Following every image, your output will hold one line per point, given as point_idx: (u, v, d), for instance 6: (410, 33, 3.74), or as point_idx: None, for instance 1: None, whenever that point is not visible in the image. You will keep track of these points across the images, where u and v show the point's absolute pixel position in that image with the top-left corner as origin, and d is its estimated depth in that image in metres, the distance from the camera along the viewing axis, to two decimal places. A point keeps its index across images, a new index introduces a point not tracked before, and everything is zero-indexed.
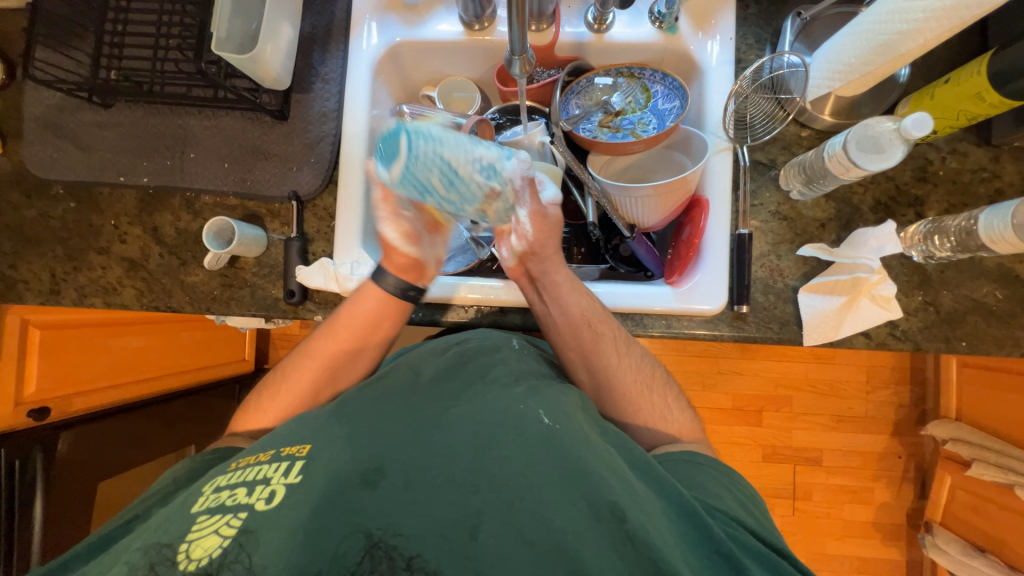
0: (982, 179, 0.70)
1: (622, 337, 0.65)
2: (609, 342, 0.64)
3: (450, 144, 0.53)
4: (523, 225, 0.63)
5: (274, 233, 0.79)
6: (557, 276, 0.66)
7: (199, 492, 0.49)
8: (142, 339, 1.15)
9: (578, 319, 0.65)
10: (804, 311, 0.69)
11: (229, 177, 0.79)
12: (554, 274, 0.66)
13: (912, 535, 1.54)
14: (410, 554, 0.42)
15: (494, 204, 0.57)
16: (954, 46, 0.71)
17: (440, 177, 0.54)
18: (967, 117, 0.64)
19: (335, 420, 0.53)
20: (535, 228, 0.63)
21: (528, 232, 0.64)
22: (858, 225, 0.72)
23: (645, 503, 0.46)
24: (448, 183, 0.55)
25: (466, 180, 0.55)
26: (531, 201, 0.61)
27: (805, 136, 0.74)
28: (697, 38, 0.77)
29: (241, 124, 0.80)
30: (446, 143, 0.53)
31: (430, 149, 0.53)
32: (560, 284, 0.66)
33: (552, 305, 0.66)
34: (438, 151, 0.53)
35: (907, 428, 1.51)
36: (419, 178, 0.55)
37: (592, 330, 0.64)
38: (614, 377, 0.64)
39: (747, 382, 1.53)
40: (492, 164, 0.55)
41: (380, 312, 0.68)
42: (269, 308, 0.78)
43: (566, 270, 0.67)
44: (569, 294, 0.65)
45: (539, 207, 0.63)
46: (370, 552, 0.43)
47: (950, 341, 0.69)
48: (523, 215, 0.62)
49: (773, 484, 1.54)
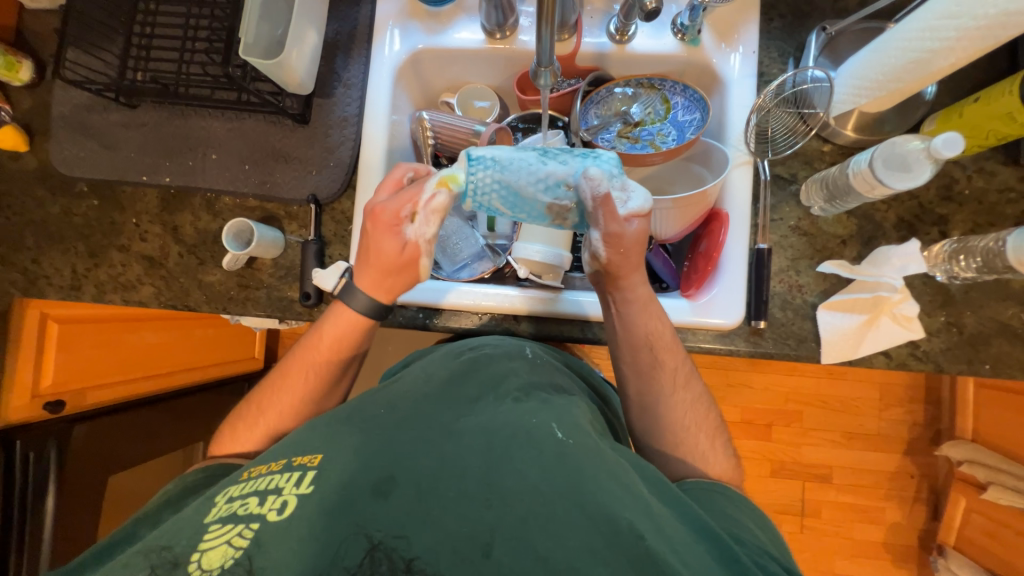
0: (1009, 199, 0.69)
1: (684, 369, 0.64)
2: (667, 370, 0.64)
3: (512, 170, 0.59)
4: (597, 245, 0.61)
5: (291, 235, 0.80)
6: (638, 295, 0.64)
7: (212, 502, 0.49)
8: (159, 334, 1.17)
9: (641, 338, 0.64)
10: (824, 328, 0.68)
11: (249, 179, 0.80)
12: (634, 293, 0.64)
13: (923, 558, 1.50)
14: (411, 556, 0.42)
15: (563, 214, 0.62)
16: (983, 63, 0.70)
17: (505, 199, 0.61)
18: (997, 136, 0.62)
19: (349, 426, 0.54)
20: (610, 250, 0.60)
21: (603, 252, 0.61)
22: (880, 242, 0.71)
23: (666, 524, 0.45)
24: (514, 201, 0.61)
25: (532, 198, 0.61)
26: (605, 220, 0.59)
27: (827, 151, 0.73)
28: (719, 50, 0.76)
29: (263, 127, 0.81)
30: (506, 168, 0.59)
31: (491, 176, 0.59)
32: (635, 303, 0.64)
33: (624, 323, 0.65)
34: (499, 177, 0.60)
35: (920, 448, 1.48)
36: (483, 203, 0.62)
37: (655, 353, 0.64)
38: (663, 403, 0.63)
39: (758, 396, 1.52)
40: (558, 181, 0.59)
41: (361, 328, 0.67)
42: (284, 309, 0.78)
43: (644, 287, 0.64)
44: (645, 316, 0.64)
45: (618, 229, 0.59)
46: (371, 554, 0.43)
47: (973, 363, 0.68)
48: (597, 236, 0.60)
49: (782, 500, 1.52)
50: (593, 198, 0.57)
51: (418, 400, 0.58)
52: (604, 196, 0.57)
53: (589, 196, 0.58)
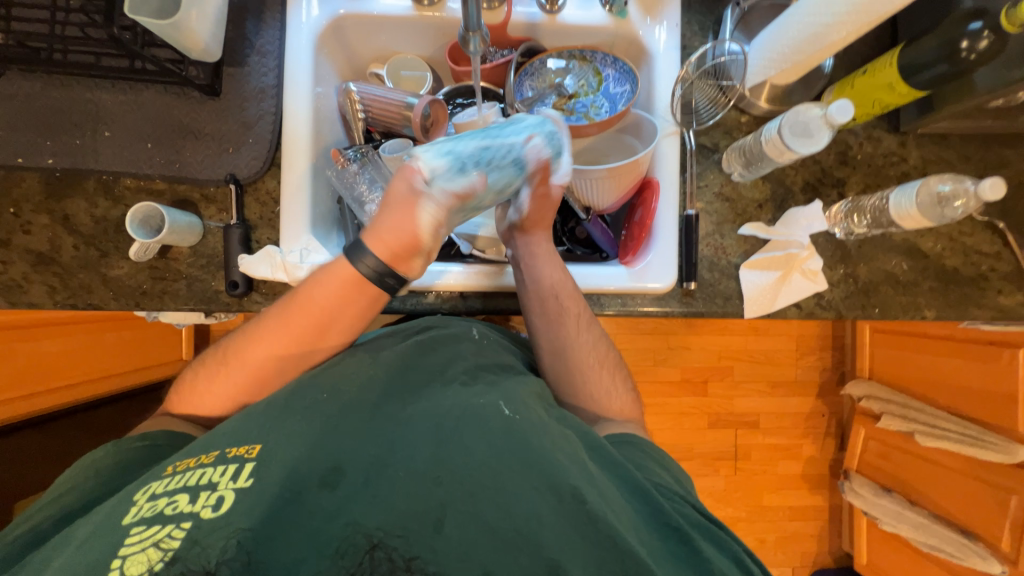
0: (893, 162, 0.78)
1: (586, 315, 0.68)
2: (573, 317, 0.67)
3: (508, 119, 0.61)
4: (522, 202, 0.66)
5: (211, 220, 0.73)
6: (539, 247, 0.70)
7: (130, 500, 0.45)
8: (58, 342, 1.02)
9: (546, 287, 0.68)
10: (746, 286, 0.75)
11: (154, 159, 0.72)
12: (536, 246, 0.70)
13: (833, 483, 1.72)
14: (410, 556, 0.43)
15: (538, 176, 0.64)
16: (874, 37, 0.77)
17: (483, 147, 0.57)
18: (881, 105, 0.70)
19: (291, 413, 0.52)
20: (533, 207, 0.67)
21: (523, 208, 0.67)
22: (790, 205, 0.78)
23: (603, 485, 0.49)
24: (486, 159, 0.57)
25: (508, 160, 0.59)
26: (541, 184, 0.64)
27: (744, 121, 0.79)
28: (645, 23, 0.78)
29: (166, 100, 0.73)
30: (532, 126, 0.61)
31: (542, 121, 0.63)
32: (540, 255, 0.69)
33: (528, 271, 0.69)
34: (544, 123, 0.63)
35: (829, 389, 1.69)
36: (536, 128, 0.61)
37: (559, 301, 0.67)
38: (572, 347, 0.67)
39: (695, 356, 1.64)
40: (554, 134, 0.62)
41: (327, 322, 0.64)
42: (209, 301, 0.72)
43: (549, 244, 0.70)
44: (544, 264, 0.68)
45: (545, 191, 0.66)
46: (371, 553, 0.43)
47: (866, 308, 0.77)
48: (526, 195, 0.66)
49: (717, 447, 1.67)
50: (536, 164, 0.62)
51: (362, 385, 0.56)
52: (549, 166, 0.63)
53: (534, 162, 0.62)
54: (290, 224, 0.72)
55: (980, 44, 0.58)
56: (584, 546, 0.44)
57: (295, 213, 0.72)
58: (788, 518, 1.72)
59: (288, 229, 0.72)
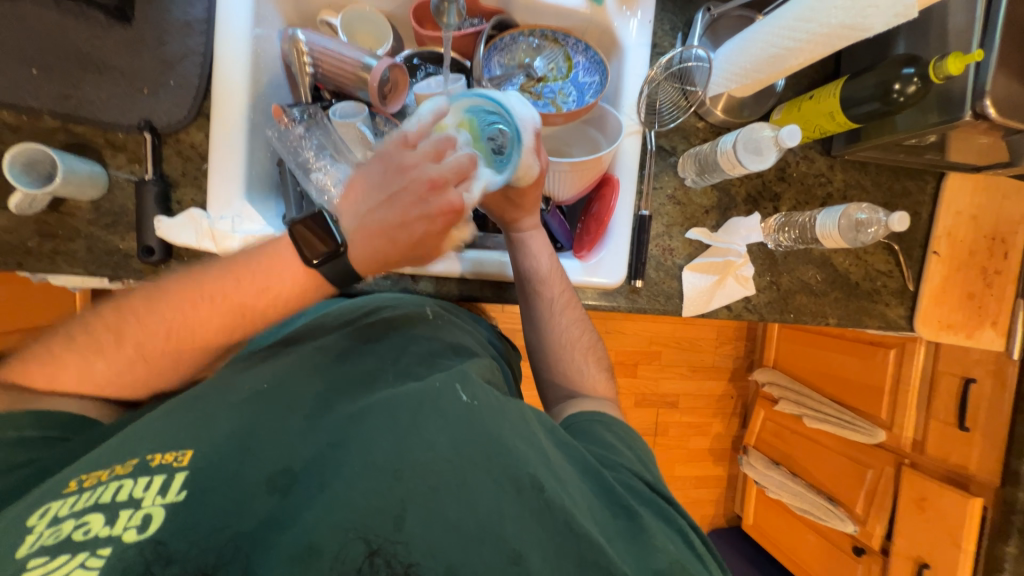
0: (821, 183, 0.86)
1: (567, 295, 0.71)
2: (557, 301, 0.71)
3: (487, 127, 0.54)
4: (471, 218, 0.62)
5: (118, 171, 0.63)
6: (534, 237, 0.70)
7: (26, 527, 0.39)
8: None
9: (535, 272, 0.70)
10: (686, 287, 0.79)
11: (40, 90, 0.59)
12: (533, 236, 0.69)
13: (733, 456, 1.95)
14: (410, 560, 0.39)
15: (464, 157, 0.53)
16: (821, 62, 0.82)
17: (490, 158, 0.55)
18: (819, 130, 0.76)
19: (222, 410, 0.49)
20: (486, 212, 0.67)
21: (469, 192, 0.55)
22: (733, 213, 0.83)
23: (560, 471, 0.48)
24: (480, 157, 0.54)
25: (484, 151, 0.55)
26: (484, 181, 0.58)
27: (701, 128, 0.82)
28: (620, 13, 0.77)
29: (58, 19, 0.60)
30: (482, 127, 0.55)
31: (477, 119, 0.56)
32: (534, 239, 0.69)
33: (522, 258, 0.70)
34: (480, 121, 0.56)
35: (739, 375, 1.89)
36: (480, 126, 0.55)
37: (544, 286, 0.70)
38: (557, 329, 0.71)
39: (628, 341, 1.74)
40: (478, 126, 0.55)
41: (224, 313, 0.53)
42: (114, 265, 0.62)
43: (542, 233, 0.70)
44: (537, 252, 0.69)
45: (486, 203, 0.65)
46: (370, 560, 0.38)
47: (784, 312, 0.86)
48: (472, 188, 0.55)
49: (640, 424, 1.82)
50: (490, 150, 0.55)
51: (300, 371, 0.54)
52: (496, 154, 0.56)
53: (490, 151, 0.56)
54: (220, 185, 0.63)
55: (909, 88, 0.64)
56: (545, 537, 0.43)
57: (227, 172, 0.64)
58: (694, 486, 1.93)
59: (218, 191, 0.63)
